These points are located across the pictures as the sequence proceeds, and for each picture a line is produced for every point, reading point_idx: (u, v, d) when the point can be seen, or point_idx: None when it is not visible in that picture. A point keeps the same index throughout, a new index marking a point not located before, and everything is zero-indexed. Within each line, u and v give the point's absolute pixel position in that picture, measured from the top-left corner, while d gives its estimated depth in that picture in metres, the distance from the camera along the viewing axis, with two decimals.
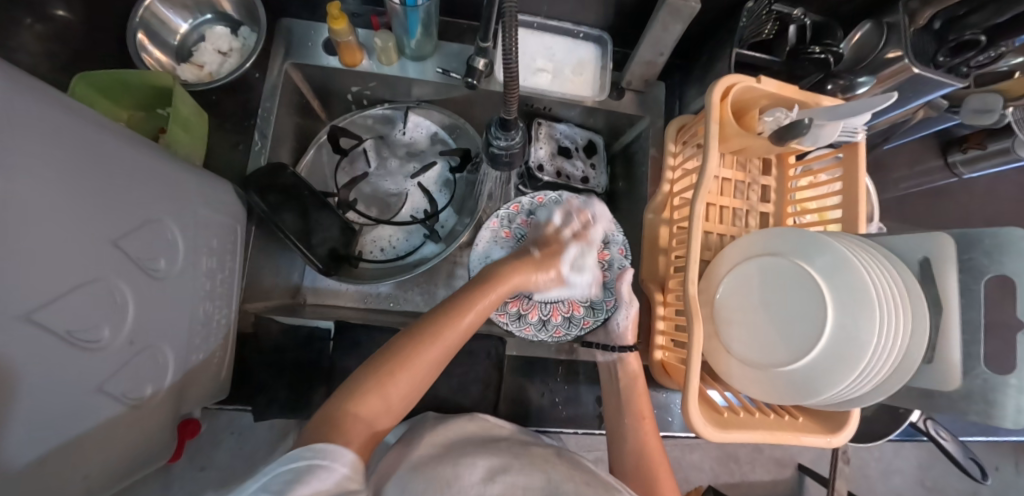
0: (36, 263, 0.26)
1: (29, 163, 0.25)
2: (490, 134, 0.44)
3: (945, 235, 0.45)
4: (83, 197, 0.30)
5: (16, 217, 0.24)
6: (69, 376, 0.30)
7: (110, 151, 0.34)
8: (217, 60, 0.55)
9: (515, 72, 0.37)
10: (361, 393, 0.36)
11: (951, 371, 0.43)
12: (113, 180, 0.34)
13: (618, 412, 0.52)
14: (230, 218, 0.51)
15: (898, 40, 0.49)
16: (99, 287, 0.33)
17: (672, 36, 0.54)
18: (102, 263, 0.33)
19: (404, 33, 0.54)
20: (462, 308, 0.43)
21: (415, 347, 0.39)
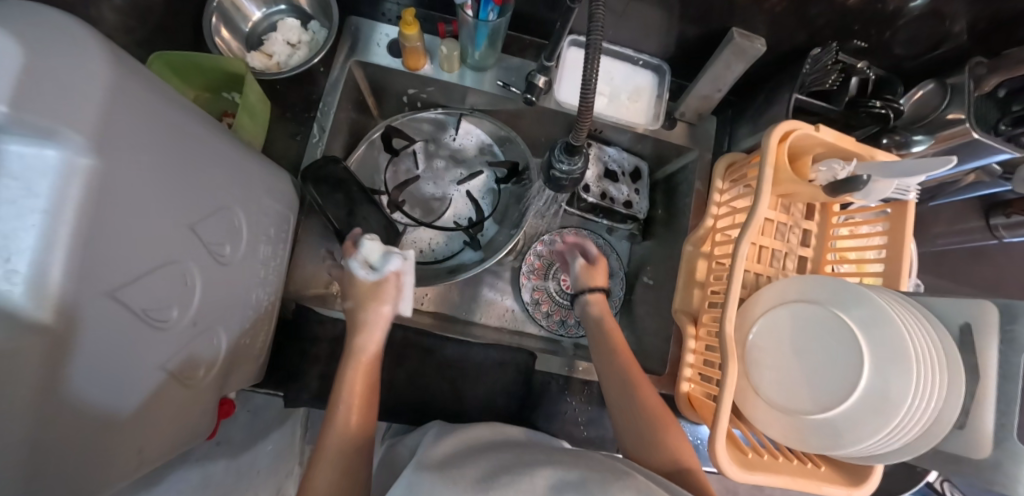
0: (124, 241, 0.27)
1: (129, 144, 0.26)
2: (552, 156, 0.46)
3: (989, 303, 0.46)
4: (170, 182, 0.32)
5: (115, 197, 0.25)
6: (138, 351, 0.31)
7: (194, 137, 0.35)
8: (286, 51, 0.57)
9: (591, 101, 0.38)
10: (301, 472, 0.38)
11: (982, 441, 0.44)
12: (196, 166, 0.35)
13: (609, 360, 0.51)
14: (285, 208, 0.52)
15: (961, 103, 0.50)
16: (175, 270, 0.34)
17: (731, 75, 0.55)
18: (179, 246, 0.34)
19: (470, 44, 0.55)
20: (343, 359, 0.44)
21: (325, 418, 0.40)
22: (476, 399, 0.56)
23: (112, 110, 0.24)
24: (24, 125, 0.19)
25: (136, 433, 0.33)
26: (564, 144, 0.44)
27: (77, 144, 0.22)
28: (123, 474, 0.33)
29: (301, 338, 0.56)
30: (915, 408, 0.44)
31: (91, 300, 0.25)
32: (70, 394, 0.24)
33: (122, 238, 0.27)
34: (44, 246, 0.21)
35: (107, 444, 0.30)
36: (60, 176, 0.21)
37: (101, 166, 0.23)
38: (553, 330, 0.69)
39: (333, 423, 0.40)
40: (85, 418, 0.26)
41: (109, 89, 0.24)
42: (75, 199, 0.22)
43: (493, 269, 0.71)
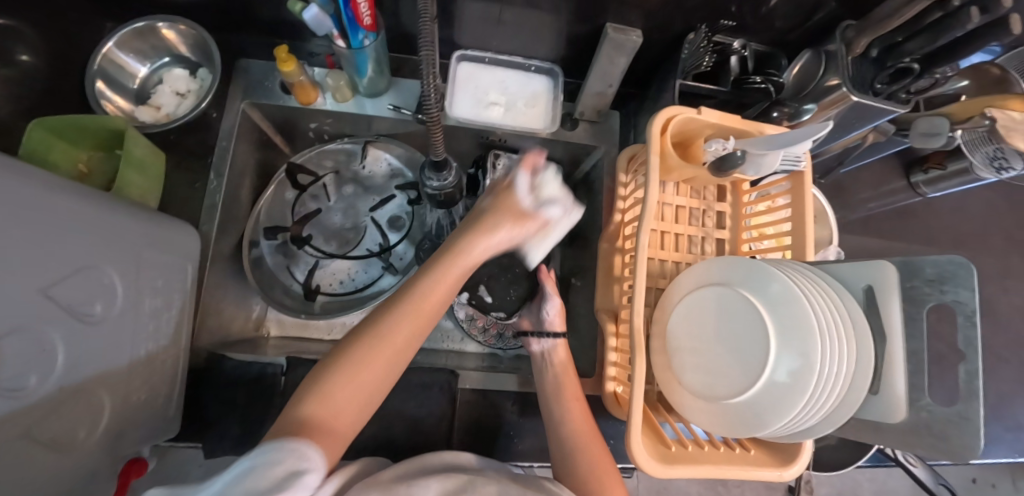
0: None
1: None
2: (423, 174, 0.45)
3: (886, 263, 0.45)
4: (11, 249, 0.30)
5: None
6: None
7: (41, 200, 0.33)
8: (174, 101, 0.57)
9: (434, 111, 0.37)
10: (313, 402, 0.34)
11: (896, 403, 0.42)
12: (47, 225, 0.34)
13: (556, 401, 0.52)
14: (181, 256, 0.51)
15: (836, 68, 0.49)
16: (31, 335, 0.32)
17: (617, 69, 0.56)
18: (31, 313, 0.32)
19: (354, 72, 0.55)
20: (417, 284, 0.40)
21: (354, 359, 0.36)
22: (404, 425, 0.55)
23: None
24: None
25: None
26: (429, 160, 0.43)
27: None
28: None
29: (218, 385, 0.54)
30: (829, 378, 0.42)
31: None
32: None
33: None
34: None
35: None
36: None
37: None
38: (489, 344, 0.68)
39: (369, 366, 0.36)
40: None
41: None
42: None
43: None
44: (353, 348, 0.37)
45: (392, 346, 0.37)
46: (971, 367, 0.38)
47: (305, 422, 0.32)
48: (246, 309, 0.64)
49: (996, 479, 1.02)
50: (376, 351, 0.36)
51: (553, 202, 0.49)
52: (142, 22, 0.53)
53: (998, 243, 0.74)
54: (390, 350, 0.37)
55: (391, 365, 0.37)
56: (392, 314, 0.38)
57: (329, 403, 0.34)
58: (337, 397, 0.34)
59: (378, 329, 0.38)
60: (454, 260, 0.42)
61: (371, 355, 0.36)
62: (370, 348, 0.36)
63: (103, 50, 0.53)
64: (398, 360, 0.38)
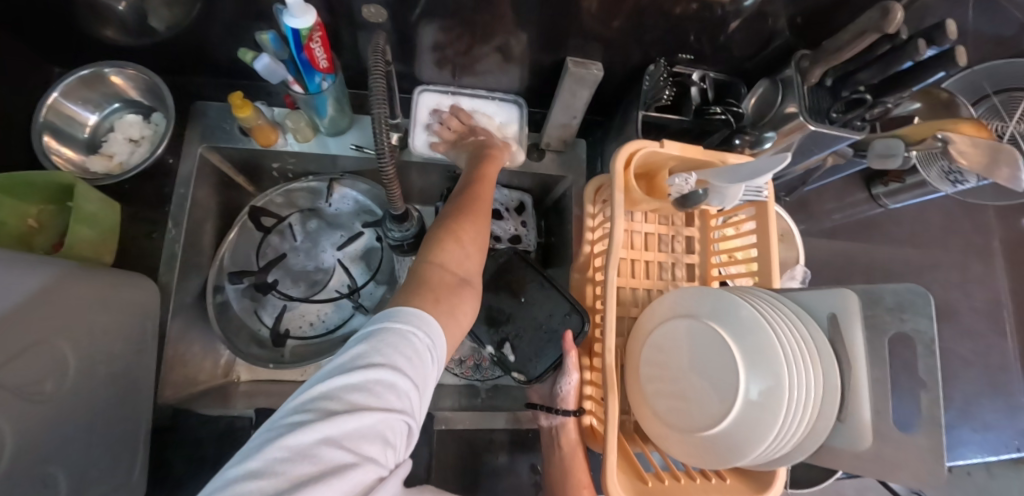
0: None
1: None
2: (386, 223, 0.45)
3: (849, 290, 0.46)
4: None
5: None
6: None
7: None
8: (127, 148, 0.55)
9: (389, 169, 0.36)
10: (436, 259, 0.41)
11: (863, 431, 0.43)
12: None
13: (564, 487, 0.51)
14: (140, 313, 0.49)
15: (794, 95, 0.51)
16: None
17: (580, 101, 0.56)
18: None
19: (314, 112, 0.54)
20: (477, 190, 0.50)
21: (464, 215, 0.46)
22: None
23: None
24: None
25: None
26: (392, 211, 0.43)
27: None
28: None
29: (184, 443, 0.52)
30: (795, 406, 0.43)
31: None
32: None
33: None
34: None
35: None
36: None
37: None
38: (467, 376, 0.67)
39: (464, 230, 0.44)
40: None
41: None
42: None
43: None
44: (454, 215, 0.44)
45: (464, 206, 0.47)
46: (933, 398, 0.39)
47: (427, 269, 0.39)
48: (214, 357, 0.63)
49: (970, 467, 1.05)
50: (473, 215, 0.46)
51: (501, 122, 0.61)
52: (87, 70, 0.51)
53: (957, 247, 0.77)
54: (484, 218, 0.47)
55: (481, 223, 0.46)
56: (466, 207, 0.47)
57: (443, 257, 0.41)
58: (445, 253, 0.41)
59: (456, 237, 0.43)
60: (489, 164, 0.53)
61: (470, 218, 0.46)
62: (474, 208, 0.46)
63: (48, 102, 0.50)
64: (477, 274, 0.44)
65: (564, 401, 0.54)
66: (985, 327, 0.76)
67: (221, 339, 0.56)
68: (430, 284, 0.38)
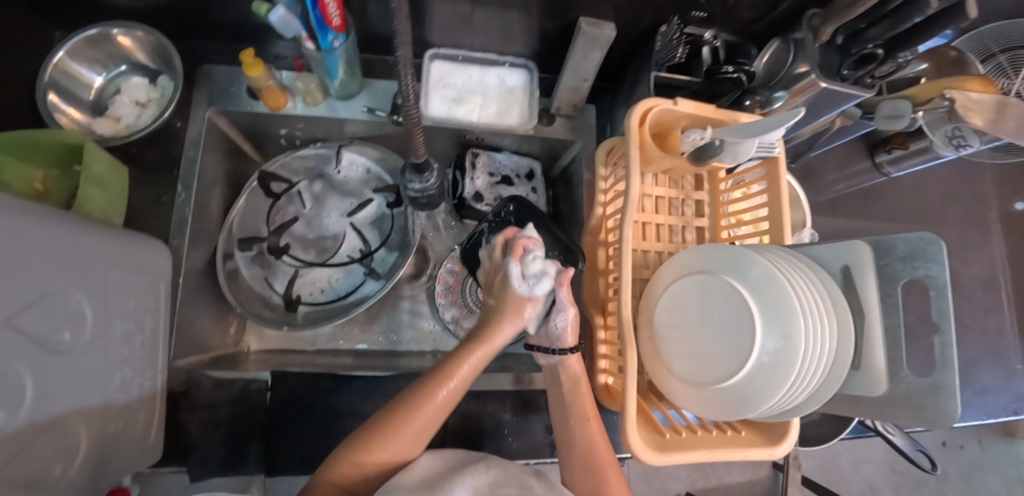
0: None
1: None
2: (406, 177, 0.45)
3: (860, 242, 0.46)
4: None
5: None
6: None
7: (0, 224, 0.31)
8: (134, 111, 0.55)
9: (416, 119, 0.37)
10: (330, 474, 0.41)
11: (877, 377, 0.43)
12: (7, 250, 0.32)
13: (566, 421, 0.50)
14: (152, 275, 0.49)
15: (805, 57, 0.50)
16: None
17: (591, 63, 0.55)
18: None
19: (325, 75, 0.54)
20: (440, 380, 0.46)
21: (392, 417, 0.43)
22: None
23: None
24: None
25: None
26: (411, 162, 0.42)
27: None
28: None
29: (198, 406, 0.52)
30: (810, 357, 0.44)
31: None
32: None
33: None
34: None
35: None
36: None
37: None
38: None
39: (380, 448, 0.42)
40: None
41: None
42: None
43: (408, 293, 0.70)
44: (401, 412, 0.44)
45: (394, 410, 0.44)
46: (945, 338, 0.40)
47: (322, 481, 0.40)
48: (224, 325, 0.62)
49: (964, 441, 1.07)
50: (399, 427, 0.43)
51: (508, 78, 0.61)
52: (95, 30, 0.50)
53: (957, 217, 0.78)
54: (434, 411, 0.44)
55: (418, 435, 0.44)
56: (404, 402, 0.44)
57: (341, 471, 0.41)
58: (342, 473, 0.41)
59: (363, 456, 0.42)
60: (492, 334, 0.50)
61: (389, 435, 0.43)
62: (421, 402, 0.44)
63: (54, 60, 0.50)
64: (382, 474, 0.43)
65: (561, 339, 0.52)
66: (982, 295, 0.77)
67: (234, 304, 0.56)
68: (320, 491, 0.40)
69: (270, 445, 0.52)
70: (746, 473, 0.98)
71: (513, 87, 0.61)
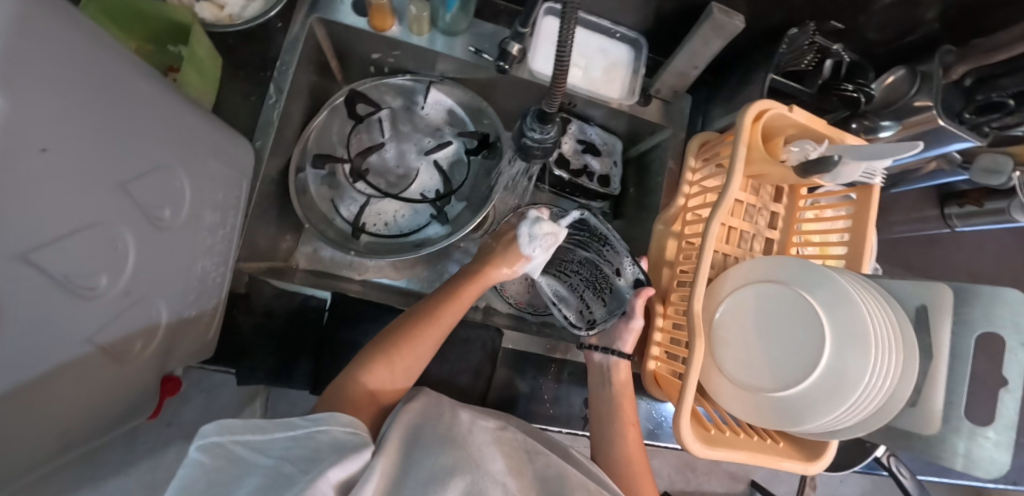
0: (31, 203, 0.23)
1: (43, 85, 0.23)
2: (524, 125, 0.48)
3: (945, 285, 0.46)
4: (89, 136, 0.27)
5: (19, 143, 0.21)
6: (63, 327, 0.27)
7: (122, 86, 0.30)
8: (240, 2, 0.53)
9: (566, 65, 0.37)
10: (355, 377, 0.43)
11: (932, 417, 0.45)
12: (125, 114, 0.30)
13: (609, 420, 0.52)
14: (237, 173, 0.48)
15: (930, 90, 0.50)
16: (103, 233, 0.30)
17: (709, 51, 0.53)
18: (105, 206, 0.30)
19: (441, 5, 0.52)
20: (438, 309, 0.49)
21: (415, 324, 0.48)
22: (440, 378, 0.56)
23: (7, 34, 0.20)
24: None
25: (51, 414, 0.29)
26: (539, 112, 0.45)
27: None
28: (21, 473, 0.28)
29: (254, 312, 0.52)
30: (872, 386, 0.44)
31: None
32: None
33: (34, 190, 0.23)
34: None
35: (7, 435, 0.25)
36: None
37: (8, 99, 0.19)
38: (519, 306, 0.69)
39: (401, 354, 0.45)
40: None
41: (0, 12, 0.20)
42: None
43: (462, 246, 0.69)
44: (420, 323, 0.48)
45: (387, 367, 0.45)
46: (1013, 395, 0.43)
47: (341, 388, 0.42)
48: (281, 238, 0.62)
49: None
50: (415, 336, 0.47)
51: (614, 49, 0.60)
52: None
53: (1007, 284, 0.78)
54: (435, 333, 0.48)
55: (412, 362, 0.46)
56: (419, 323, 0.48)
57: (364, 377, 0.43)
58: (374, 374, 0.44)
59: (387, 358, 0.45)
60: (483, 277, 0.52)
61: (405, 342, 0.46)
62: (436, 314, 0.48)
63: None
64: (391, 393, 0.45)
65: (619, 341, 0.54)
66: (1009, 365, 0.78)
67: (303, 219, 0.56)
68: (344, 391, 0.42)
69: (320, 362, 0.54)
70: (726, 485, 1.01)
71: (619, 60, 0.60)
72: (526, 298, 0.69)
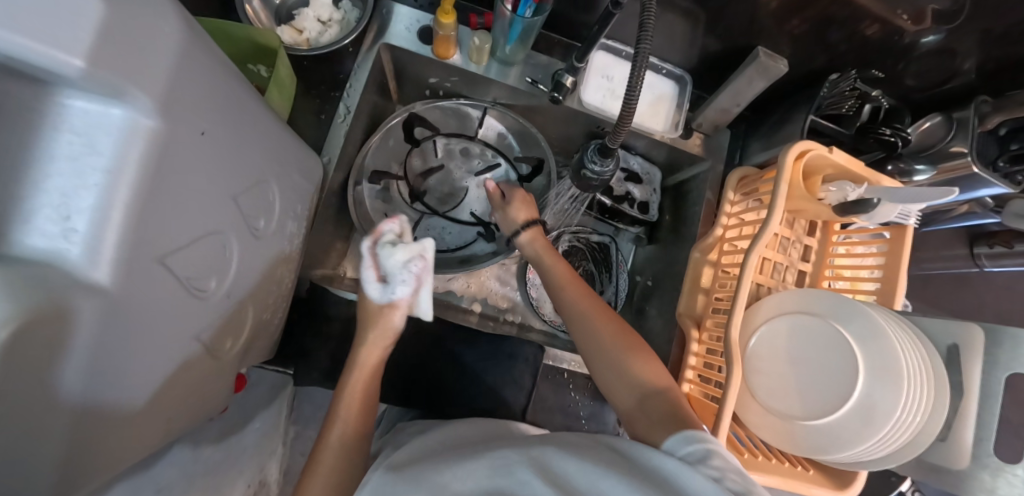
0: (164, 211, 0.26)
1: (188, 111, 0.26)
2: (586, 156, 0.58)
3: (977, 326, 0.48)
4: (216, 156, 0.31)
5: (167, 161, 0.25)
6: (175, 322, 0.31)
7: (243, 111, 0.34)
8: (317, 27, 0.56)
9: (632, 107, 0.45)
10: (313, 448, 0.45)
11: (961, 453, 0.46)
12: (243, 137, 0.34)
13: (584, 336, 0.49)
14: (311, 186, 0.52)
15: (966, 137, 0.52)
16: (216, 241, 0.33)
17: (751, 91, 0.57)
18: (220, 217, 0.33)
19: (502, 38, 0.56)
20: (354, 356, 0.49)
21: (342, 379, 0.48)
22: (483, 389, 0.58)
23: (174, 70, 0.24)
24: (97, 80, 0.19)
25: (158, 400, 0.32)
26: (599, 148, 0.57)
27: (141, 104, 0.21)
28: (128, 453, 0.31)
29: (314, 316, 0.56)
30: (903, 420, 0.46)
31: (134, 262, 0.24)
32: (64, 378, 0.21)
33: (168, 199, 0.26)
34: (104, 205, 0.21)
35: (124, 418, 0.28)
36: (123, 135, 0.21)
37: (160, 128, 0.23)
38: (555, 324, 0.72)
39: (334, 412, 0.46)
40: (105, 389, 0.25)
41: (174, 50, 0.24)
42: (135, 163, 0.22)
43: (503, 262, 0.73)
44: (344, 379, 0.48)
45: (349, 433, 0.45)
46: None
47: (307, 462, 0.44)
48: (334, 247, 0.65)
49: None
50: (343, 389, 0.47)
51: (658, 84, 0.63)
52: None
53: None
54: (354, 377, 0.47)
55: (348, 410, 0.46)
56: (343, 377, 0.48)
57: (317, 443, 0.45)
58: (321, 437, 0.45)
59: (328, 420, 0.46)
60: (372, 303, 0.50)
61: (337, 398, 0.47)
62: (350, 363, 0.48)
63: None
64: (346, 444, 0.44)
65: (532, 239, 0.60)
66: None
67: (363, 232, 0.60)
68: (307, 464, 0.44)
69: None
70: None
71: (664, 95, 0.63)
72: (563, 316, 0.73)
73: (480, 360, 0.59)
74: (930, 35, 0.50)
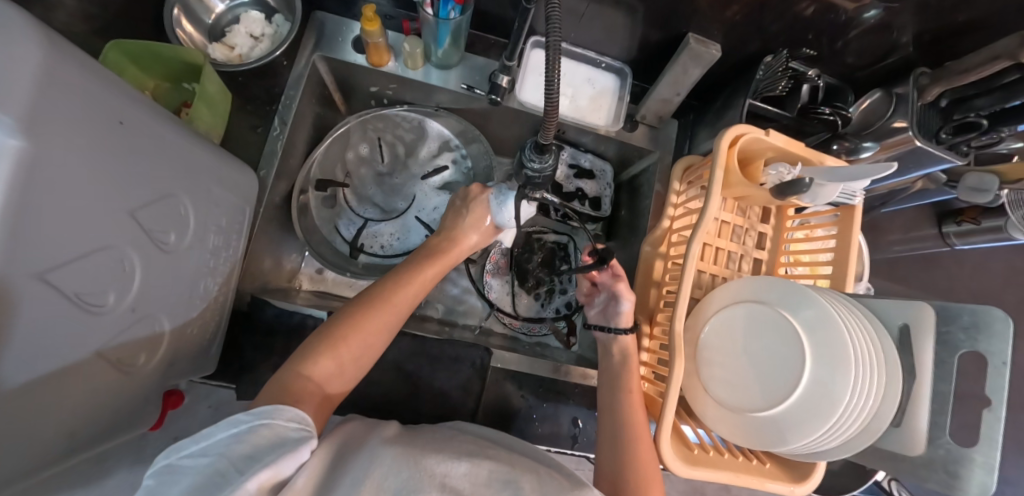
0: (46, 228, 0.26)
1: (64, 127, 0.26)
2: (524, 156, 0.56)
3: (926, 304, 0.46)
4: (103, 170, 0.30)
5: (42, 178, 0.24)
6: (73, 339, 0.30)
7: (136, 123, 0.34)
8: (248, 43, 0.57)
9: (554, 103, 0.43)
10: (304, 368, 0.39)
11: (916, 438, 0.44)
12: (137, 148, 0.34)
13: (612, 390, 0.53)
14: (241, 198, 0.51)
15: (906, 111, 0.51)
16: (111, 255, 0.33)
17: (689, 79, 0.56)
18: (117, 232, 0.33)
19: (432, 42, 0.56)
20: (401, 284, 0.48)
21: (379, 299, 0.46)
22: (434, 394, 0.57)
23: (44, 90, 0.24)
24: None
25: (60, 419, 0.31)
26: (536, 144, 0.54)
27: (6, 126, 0.21)
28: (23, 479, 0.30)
29: (257, 329, 0.56)
30: (854, 404, 0.44)
31: (12, 281, 0.24)
32: None
33: None
34: None
35: (17, 444, 0.28)
36: None
37: (30, 149, 0.23)
38: (514, 328, 0.71)
39: (350, 343, 0.42)
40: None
41: (37, 65, 0.24)
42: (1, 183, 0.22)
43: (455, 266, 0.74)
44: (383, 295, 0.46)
45: (356, 355, 0.43)
46: (996, 414, 0.42)
47: (290, 380, 0.38)
48: (284, 259, 0.66)
49: None
50: (384, 309, 0.46)
51: (597, 79, 0.63)
52: None
53: (1014, 302, 0.76)
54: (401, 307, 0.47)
55: (375, 343, 0.44)
56: (379, 297, 0.46)
57: (315, 368, 0.40)
58: (319, 366, 0.40)
59: (344, 338, 0.42)
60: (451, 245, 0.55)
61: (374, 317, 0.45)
62: (399, 290, 0.47)
63: None
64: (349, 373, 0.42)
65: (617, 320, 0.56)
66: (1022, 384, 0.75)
67: (305, 244, 0.60)
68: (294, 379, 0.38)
69: None
70: None
71: (607, 89, 0.63)
72: (522, 318, 0.72)
73: (428, 365, 0.59)
74: (870, 10, 0.47)
